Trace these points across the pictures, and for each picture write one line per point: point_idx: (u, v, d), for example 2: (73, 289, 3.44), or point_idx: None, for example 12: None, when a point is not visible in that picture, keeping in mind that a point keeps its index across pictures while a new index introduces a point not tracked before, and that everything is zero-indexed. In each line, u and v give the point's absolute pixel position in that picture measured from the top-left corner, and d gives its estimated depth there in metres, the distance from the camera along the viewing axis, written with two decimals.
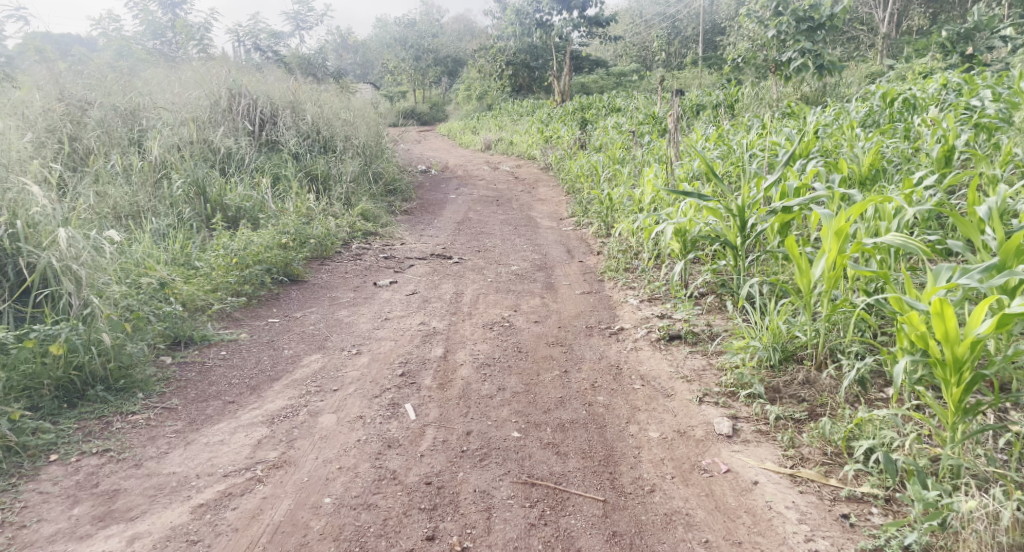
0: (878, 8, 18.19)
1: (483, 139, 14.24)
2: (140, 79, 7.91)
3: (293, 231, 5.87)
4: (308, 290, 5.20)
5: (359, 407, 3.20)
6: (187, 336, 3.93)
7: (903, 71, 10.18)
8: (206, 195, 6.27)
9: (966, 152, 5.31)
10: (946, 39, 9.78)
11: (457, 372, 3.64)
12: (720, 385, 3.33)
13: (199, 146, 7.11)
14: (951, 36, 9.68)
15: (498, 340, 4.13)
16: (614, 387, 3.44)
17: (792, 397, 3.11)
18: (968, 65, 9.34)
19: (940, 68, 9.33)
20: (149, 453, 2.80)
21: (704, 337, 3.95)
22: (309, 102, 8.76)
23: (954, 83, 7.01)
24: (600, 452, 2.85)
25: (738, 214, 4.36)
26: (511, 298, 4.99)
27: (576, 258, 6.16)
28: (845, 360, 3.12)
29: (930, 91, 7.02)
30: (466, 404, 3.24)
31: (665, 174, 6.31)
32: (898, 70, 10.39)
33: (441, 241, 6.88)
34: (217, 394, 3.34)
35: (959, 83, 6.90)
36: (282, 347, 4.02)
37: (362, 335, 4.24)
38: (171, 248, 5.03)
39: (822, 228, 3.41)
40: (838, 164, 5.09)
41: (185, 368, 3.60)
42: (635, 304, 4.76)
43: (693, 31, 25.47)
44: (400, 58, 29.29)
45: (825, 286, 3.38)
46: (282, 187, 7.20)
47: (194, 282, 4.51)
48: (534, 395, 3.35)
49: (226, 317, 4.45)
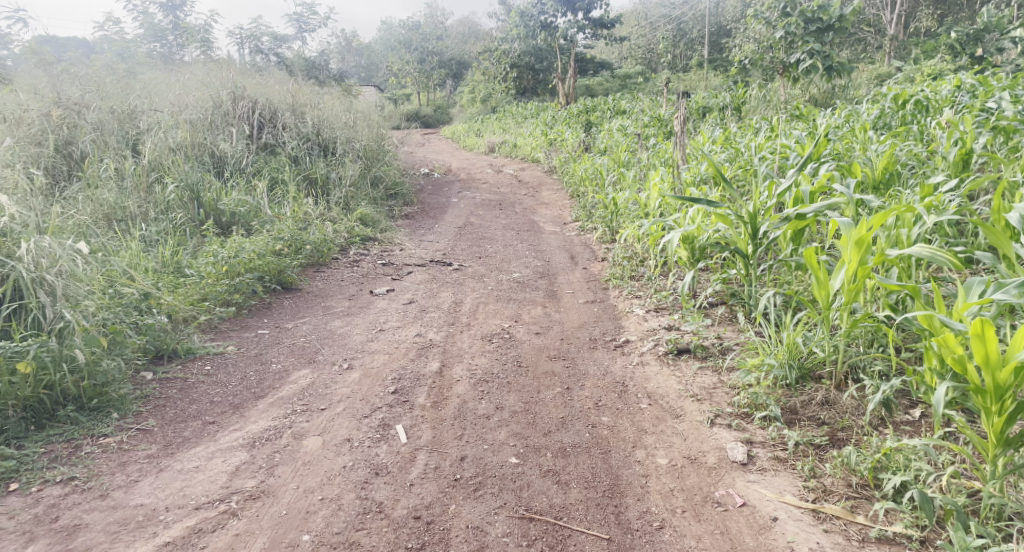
0: (886, 9, 17.92)
1: (487, 141, 14.05)
2: (137, 81, 7.74)
3: (288, 237, 5.68)
4: (302, 299, 5.00)
5: (347, 429, 3.00)
6: (170, 349, 3.74)
7: (912, 73, 9.95)
8: (200, 199, 6.06)
9: (984, 156, 5.12)
10: (955, 40, 9.55)
11: (453, 389, 3.44)
12: (732, 404, 3.11)
13: (196, 149, 6.93)
14: (961, 36, 9.49)
15: (498, 353, 3.92)
16: (619, 406, 3.23)
17: (811, 420, 2.91)
18: (979, 67, 9.13)
19: (950, 70, 9.10)
20: (116, 482, 2.60)
21: (714, 351, 3.74)
22: (309, 105, 8.59)
23: (968, 84, 6.79)
24: (604, 481, 2.64)
25: (750, 222, 4.16)
26: (512, 307, 4.78)
27: (580, 265, 5.96)
28: (869, 381, 2.92)
29: (943, 92, 6.81)
30: (462, 425, 3.04)
31: (672, 178, 6.12)
32: (906, 72, 10.17)
33: (442, 247, 6.68)
34: (198, 413, 3.14)
35: (974, 85, 6.68)
36: (270, 361, 3.83)
37: (355, 347, 4.04)
38: (161, 256, 4.85)
39: (841, 237, 3.20)
40: (852, 168, 4.90)
41: (165, 385, 3.41)
42: (641, 314, 4.55)
43: (698, 33, 25.24)
44: (405, 60, 29.16)
45: (845, 300, 3.17)
46: (279, 190, 7.02)
47: (181, 292, 4.32)
48: (535, 414, 3.15)
49: (213, 328, 4.26)
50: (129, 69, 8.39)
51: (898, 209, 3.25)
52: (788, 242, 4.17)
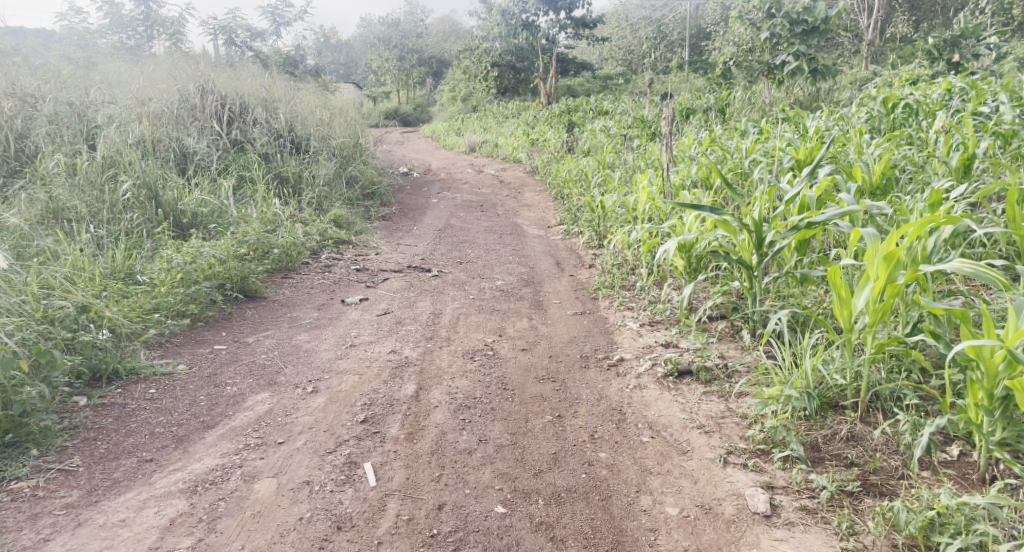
0: (861, 14, 17.85)
1: (468, 141, 13.61)
2: (98, 73, 7.23)
3: (253, 241, 5.25)
4: (266, 309, 4.57)
5: (306, 469, 2.60)
6: (110, 370, 3.34)
7: (890, 78, 9.72)
8: (159, 198, 5.53)
9: (987, 162, 4.82)
10: (932, 46, 9.28)
11: (430, 418, 3.06)
12: (746, 438, 2.77)
13: (158, 144, 6.46)
14: (938, 42, 9.24)
15: (480, 374, 3.53)
16: (618, 440, 2.88)
17: (837, 459, 2.58)
18: (959, 72, 8.90)
19: (928, 74, 8.90)
20: (22, 541, 2.22)
21: (719, 375, 3.38)
22: (283, 100, 8.18)
23: (958, 87, 6.53)
24: (606, 538, 2.31)
25: (754, 230, 3.80)
26: (496, 319, 4.40)
27: (566, 272, 5.59)
28: (903, 416, 2.62)
29: (934, 96, 6.50)
30: (440, 464, 2.66)
31: (661, 180, 5.77)
32: (885, 75, 9.98)
33: (420, 251, 6.28)
34: (134, 447, 2.73)
35: (965, 89, 6.39)
36: (224, 383, 3.41)
37: (321, 366, 3.63)
38: (110, 261, 4.41)
39: (867, 250, 2.87)
40: (854, 173, 4.59)
41: (99, 413, 3.00)
42: (635, 328, 4.18)
43: (678, 35, 24.98)
44: (384, 58, 28.57)
45: (871, 321, 2.85)
46: (246, 190, 6.56)
47: (127, 304, 3.90)
48: (524, 448, 2.79)
49: (162, 343, 3.84)
50: (90, 60, 7.90)
51: (930, 219, 2.93)
52: (793, 253, 3.84)
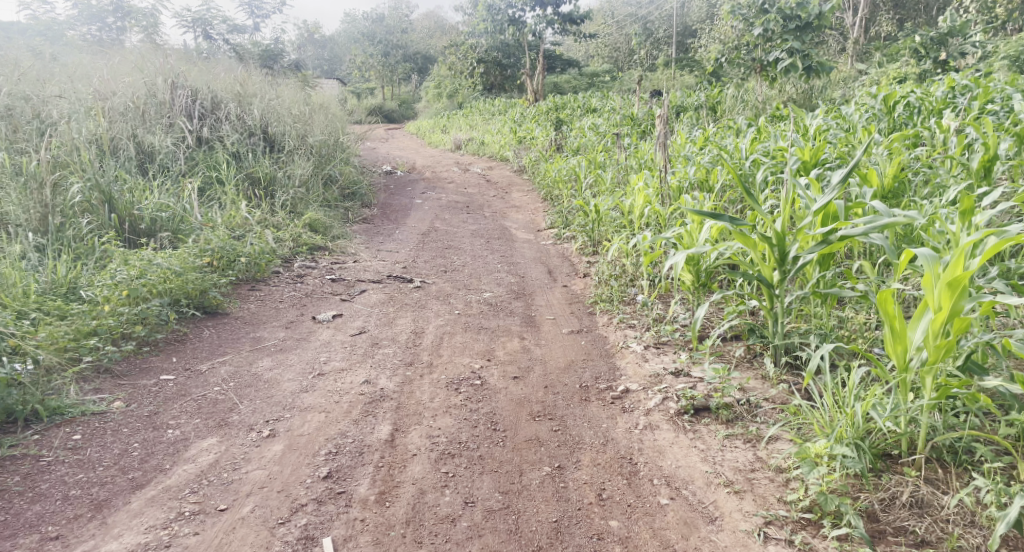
0: (846, 13, 17.35)
1: (453, 138, 13.05)
2: (57, 65, 6.60)
3: (216, 249, 4.68)
4: (226, 328, 4.03)
5: (250, 549, 2.23)
6: (27, 411, 2.84)
7: (878, 76, 9.27)
8: (113, 202, 4.91)
9: (1010, 163, 4.25)
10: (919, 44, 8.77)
11: (407, 470, 2.58)
12: (787, 503, 2.37)
13: (116, 142, 5.88)
14: (925, 40, 8.70)
15: (466, 411, 3.03)
16: (630, 501, 2.45)
17: (902, 535, 2.19)
18: (948, 71, 8.47)
19: (919, 72, 8.49)
20: None
21: (742, 413, 2.89)
22: (258, 95, 7.60)
23: (958, 85, 6.07)
24: None
25: (777, 242, 3.22)
26: (483, 339, 3.91)
27: (559, 282, 5.11)
28: (984, 482, 2.18)
29: (936, 93, 5.96)
30: (417, 539, 2.27)
31: (659, 182, 5.26)
32: (874, 74, 9.53)
33: (400, 258, 5.77)
34: (38, 518, 2.33)
35: (968, 87, 5.94)
36: (165, 425, 2.89)
37: (282, 402, 3.11)
38: (50, 274, 3.88)
39: (925, 275, 2.38)
40: (870, 177, 4.11)
41: (5, 470, 2.53)
42: (640, 351, 3.69)
43: (665, 29, 24.27)
44: (368, 55, 27.80)
45: (932, 359, 2.36)
46: (214, 191, 6.00)
47: (58, 326, 3.36)
48: (519, 515, 2.37)
49: (99, 375, 3.31)
50: (50, 51, 7.22)
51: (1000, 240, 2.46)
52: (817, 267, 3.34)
